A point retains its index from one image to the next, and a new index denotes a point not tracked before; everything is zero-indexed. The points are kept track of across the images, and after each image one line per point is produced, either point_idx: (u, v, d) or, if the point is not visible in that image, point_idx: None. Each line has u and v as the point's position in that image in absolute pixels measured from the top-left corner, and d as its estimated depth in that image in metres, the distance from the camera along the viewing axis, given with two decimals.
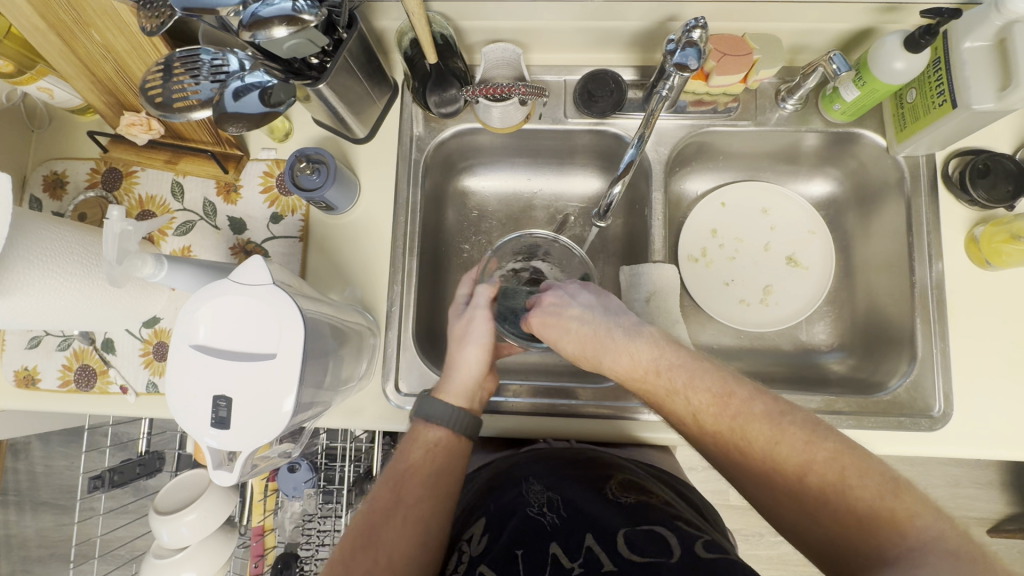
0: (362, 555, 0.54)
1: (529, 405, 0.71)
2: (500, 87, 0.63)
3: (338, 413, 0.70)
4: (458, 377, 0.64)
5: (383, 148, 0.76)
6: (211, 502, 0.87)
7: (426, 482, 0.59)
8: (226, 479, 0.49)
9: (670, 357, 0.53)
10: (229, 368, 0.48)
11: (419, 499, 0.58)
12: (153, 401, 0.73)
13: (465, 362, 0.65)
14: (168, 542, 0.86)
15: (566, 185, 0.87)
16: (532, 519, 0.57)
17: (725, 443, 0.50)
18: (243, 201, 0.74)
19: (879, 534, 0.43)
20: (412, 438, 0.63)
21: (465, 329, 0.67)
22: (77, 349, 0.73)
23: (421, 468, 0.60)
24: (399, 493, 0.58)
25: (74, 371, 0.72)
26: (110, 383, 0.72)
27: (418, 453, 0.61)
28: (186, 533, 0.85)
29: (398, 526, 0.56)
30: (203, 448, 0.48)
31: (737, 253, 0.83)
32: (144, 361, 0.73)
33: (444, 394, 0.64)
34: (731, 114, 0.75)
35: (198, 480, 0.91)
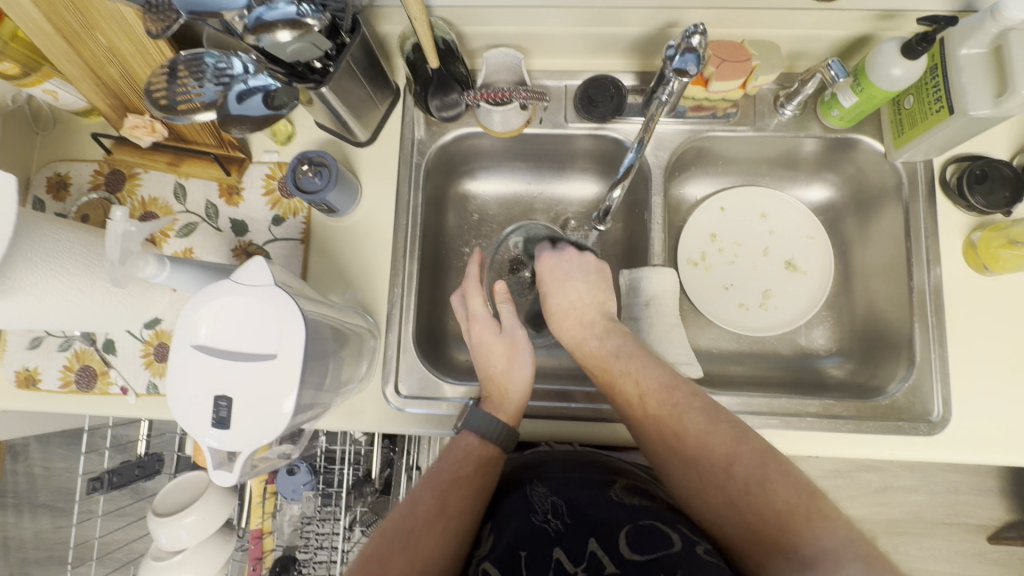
0: (400, 555, 0.54)
1: (530, 408, 0.71)
2: (501, 90, 0.66)
3: (338, 415, 0.70)
4: (512, 393, 0.67)
5: (384, 151, 0.76)
6: (209, 504, 0.87)
7: (472, 495, 0.61)
8: (226, 480, 0.49)
9: (619, 350, 0.65)
10: (246, 371, 0.48)
11: (461, 512, 0.59)
12: (153, 402, 0.73)
13: (516, 382, 0.68)
14: (166, 544, 0.86)
15: (565, 189, 0.87)
16: (536, 524, 0.56)
17: (664, 428, 0.59)
18: (244, 203, 0.74)
19: (790, 525, 0.50)
20: (461, 453, 0.64)
21: (508, 354, 0.69)
22: (78, 349, 0.73)
23: (469, 483, 0.62)
24: (442, 503, 0.59)
25: (74, 372, 0.72)
26: (111, 384, 0.72)
27: (466, 466, 0.63)
28: (184, 536, 0.85)
29: (437, 534, 0.56)
30: (203, 448, 0.49)
31: (736, 258, 0.84)
32: (144, 363, 0.73)
33: (496, 410, 0.66)
34: (730, 119, 0.75)
35: (197, 483, 0.91)
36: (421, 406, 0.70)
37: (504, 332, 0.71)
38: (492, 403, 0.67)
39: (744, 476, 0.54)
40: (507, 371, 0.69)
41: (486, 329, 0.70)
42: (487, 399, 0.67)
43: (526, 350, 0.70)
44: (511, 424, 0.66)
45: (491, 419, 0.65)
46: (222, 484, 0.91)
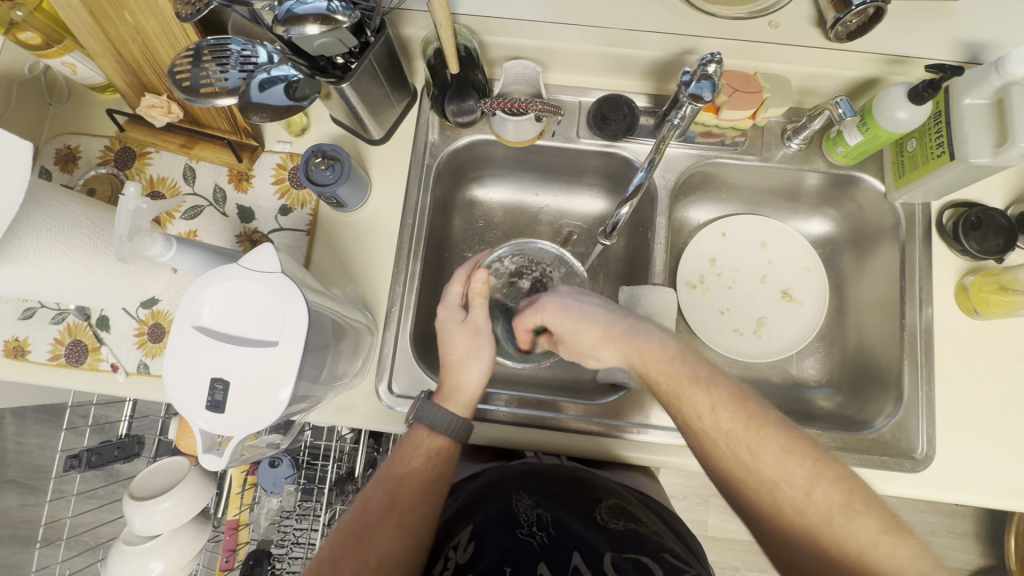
0: (352, 552, 0.56)
1: (512, 414, 0.71)
2: (519, 101, 0.66)
3: (329, 409, 0.70)
4: (467, 385, 0.67)
5: (396, 151, 0.77)
6: (187, 490, 0.86)
7: (423, 488, 0.61)
8: (214, 464, 0.49)
9: (683, 365, 0.58)
10: (223, 352, 0.48)
11: (413, 507, 0.60)
12: (142, 383, 0.72)
13: (472, 373, 0.67)
14: (139, 528, 0.84)
15: (571, 203, 0.88)
16: (520, 538, 0.57)
17: (737, 444, 0.53)
18: (253, 190, 0.75)
19: (874, 566, 0.47)
20: (412, 447, 0.65)
21: (470, 342, 0.68)
22: (71, 323, 0.72)
23: (412, 475, 0.62)
24: (393, 498, 0.60)
25: (65, 345, 0.72)
26: (101, 360, 0.72)
27: (416, 461, 0.64)
28: (159, 521, 0.84)
29: (389, 530, 0.58)
30: (194, 430, 0.48)
31: (734, 283, 0.85)
32: (137, 341, 0.72)
33: (449, 401, 0.66)
34: (737, 148, 0.77)
35: (177, 468, 0.90)
36: (411, 406, 0.70)
37: (469, 320, 0.69)
38: (444, 394, 0.67)
39: (826, 503, 0.50)
40: (463, 361, 0.67)
41: (452, 316, 0.69)
42: (442, 387, 0.68)
43: (490, 346, 0.68)
44: (464, 415, 0.66)
45: (443, 410, 0.65)
46: (203, 472, 0.90)
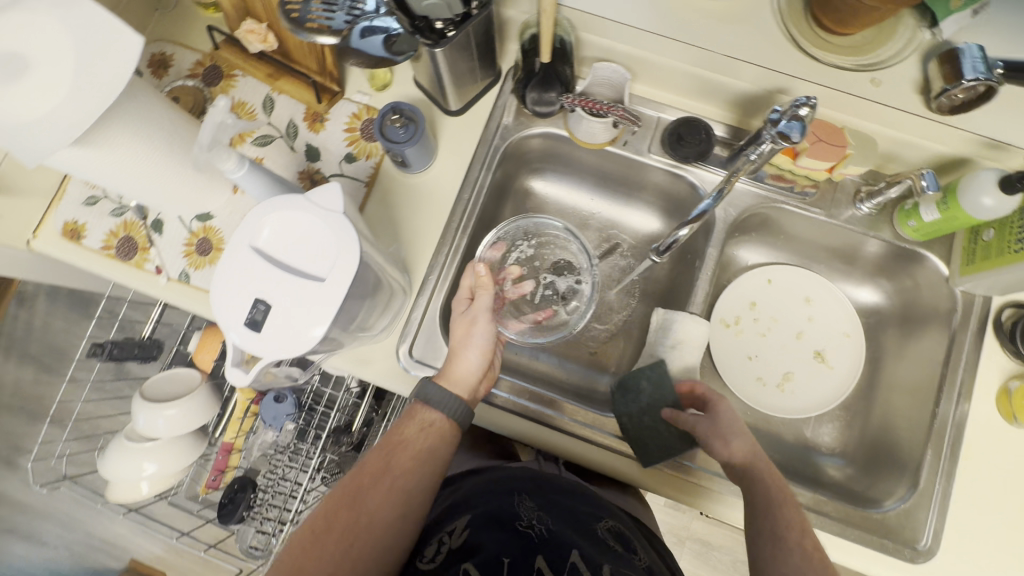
0: (345, 512, 0.59)
1: (511, 402, 0.71)
2: (600, 103, 0.67)
3: (347, 358, 0.71)
4: (463, 371, 0.65)
5: (467, 125, 0.77)
6: (194, 402, 0.88)
7: (416, 456, 0.62)
8: (239, 380, 0.51)
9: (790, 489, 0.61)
10: (287, 284, 0.49)
11: (405, 473, 0.61)
12: (179, 290, 0.74)
13: (466, 363, 0.66)
14: (142, 427, 0.87)
15: (624, 216, 0.88)
16: (521, 531, 0.61)
17: (807, 556, 0.56)
18: (325, 133, 0.76)
19: None
20: (407, 418, 0.65)
21: (465, 331, 0.67)
22: (128, 219, 0.75)
23: (408, 445, 0.63)
24: (388, 463, 0.62)
25: (118, 239, 0.75)
26: (147, 260, 0.74)
27: (411, 430, 0.64)
28: (161, 425, 0.87)
29: (382, 493, 0.60)
30: (227, 343, 0.50)
31: (769, 332, 0.84)
32: (184, 251, 0.75)
33: (444, 378, 0.65)
34: (805, 198, 0.76)
35: (188, 380, 0.92)
36: (425, 372, 0.70)
37: (470, 310, 0.68)
38: (441, 376, 0.66)
39: None
40: (459, 350, 0.66)
41: (458, 304, 0.69)
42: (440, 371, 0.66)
43: (484, 335, 0.67)
44: (461, 398, 0.64)
45: (440, 389, 0.63)
46: (211, 390, 0.92)
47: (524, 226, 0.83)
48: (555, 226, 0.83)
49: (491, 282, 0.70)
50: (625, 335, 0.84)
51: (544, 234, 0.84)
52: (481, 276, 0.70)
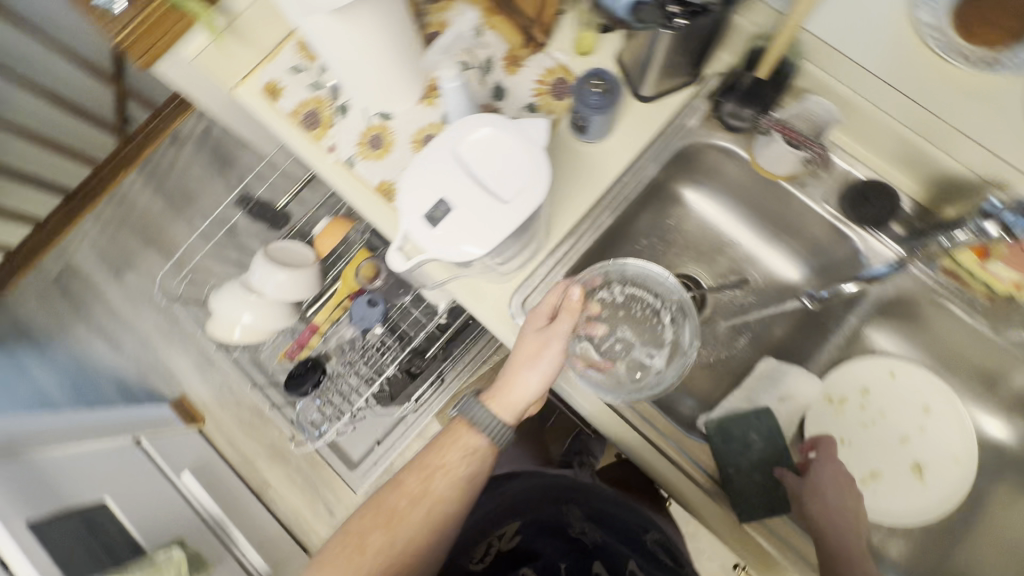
0: (380, 533, 0.73)
1: (598, 387, 0.71)
2: (799, 135, 0.68)
3: (465, 287, 0.74)
4: (513, 399, 0.70)
5: (652, 113, 0.76)
6: (303, 276, 0.98)
7: (455, 483, 0.73)
8: (394, 264, 0.54)
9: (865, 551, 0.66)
10: (480, 192, 0.51)
11: (442, 500, 0.73)
12: (340, 172, 0.80)
13: (529, 383, 0.69)
14: (254, 280, 0.98)
15: (763, 255, 0.84)
16: (575, 536, 1.06)
17: None
18: (516, 78, 0.79)
19: None
20: (449, 442, 0.75)
21: (535, 353, 0.68)
22: (320, 96, 0.82)
23: (437, 478, 0.73)
24: (427, 486, 0.73)
25: (307, 110, 0.81)
26: (325, 137, 0.80)
27: (451, 454, 0.74)
28: (271, 284, 0.97)
29: (421, 513, 0.73)
30: (398, 228, 0.53)
31: (872, 424, 0.79)
32: (357, 139, 0.80)
33: (492, 402, 0.72)
34: (971, 303, 0.71)
35: (303, 256, 1.01)
36: None
37: (547, 333, 0.68)
38: (490, 395, 0.73)
39: None
40: (520, 374, 0.69)
41: (537, 321, 0.69)
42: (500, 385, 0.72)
43: (546, 367, 0.68)
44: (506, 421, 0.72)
45: (489, 416, 0.72)
46: (318, 272, 1.01)
47: (612, 269, 0.75)
48: (658, 274, 0.75)
49: (577, 314, 0.67)
50: (721, 371, 0.82)
51: (645, 283, 0.77)
52: (571, 302, 0.67)
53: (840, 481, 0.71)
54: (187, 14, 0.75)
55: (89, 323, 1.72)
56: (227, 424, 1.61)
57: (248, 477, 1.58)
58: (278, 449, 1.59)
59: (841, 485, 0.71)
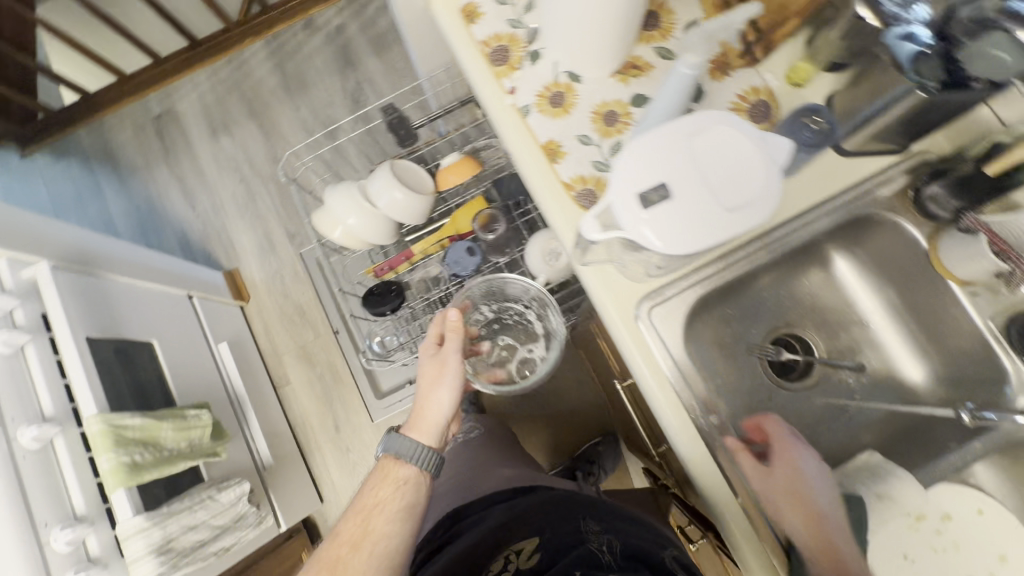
0: (355, 550, 0.82)
1: (699, 422, 0.68)
2: (1008, 244, 0.64)
3: (599, 273, 0.72)
4: (429, 420, 0.92)
5: (844, 168, 0.73)
6: (419, 201, 0.98)
7: (391, 514, 0.86)
8: (585, 233, 0.52)
9: None
10: (706, 196, 0.49)
11: (383, 535, 0.84)
12: (510, 115, 0.77)
13: (439, 400, 0.92)
14: (373, 189, 0.98)
15: (893, 348, 0.79)
16: (592, 553, 0.87)
17: None
18: (718, 83, 0.75)
19: None
20: (384, 474, 0.90)
21: (435, 377, 0.92)
22: (516, 35, 0.79)
23: (388, 508, 0.87)
24: (365, 529, 0.84)
25: (498, 44, 0.79)
26: (507, 77, 0.78)
27: (386, 489, 0.88)
28: (388, 198, 0.98)
29: (367, 558, 0.82)
30: (603, 198, 0.51)
31: (945, 552, 0.67)
32: (539, 90, 0.77)
33: (412, 432, 0.91)
34: None
35: (422, 183, 1.01)
36: (650, 336, 0.70)
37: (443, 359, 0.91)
38: (412, 427, 0.91)
39: None
40: (430, 391, 0.93)
41: (426, 375, 0.93)
42: (413, 425, 0.91)
43: (447, 383, 0.91)
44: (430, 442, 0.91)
45: (405, 441, 0.90)
46: (431, 202, 1.01)
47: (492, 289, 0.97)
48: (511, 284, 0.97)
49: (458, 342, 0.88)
50: (808, 444, 0.79)
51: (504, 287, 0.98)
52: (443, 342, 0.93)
53: (784, 465, 0.65)
54: None
55: (172, 170, 1.73)
56: (268, 311, 1.63)
57: (272, 368, 1.59)
58: (308, 353, 1.60)
59: (788, 463, 0.65)
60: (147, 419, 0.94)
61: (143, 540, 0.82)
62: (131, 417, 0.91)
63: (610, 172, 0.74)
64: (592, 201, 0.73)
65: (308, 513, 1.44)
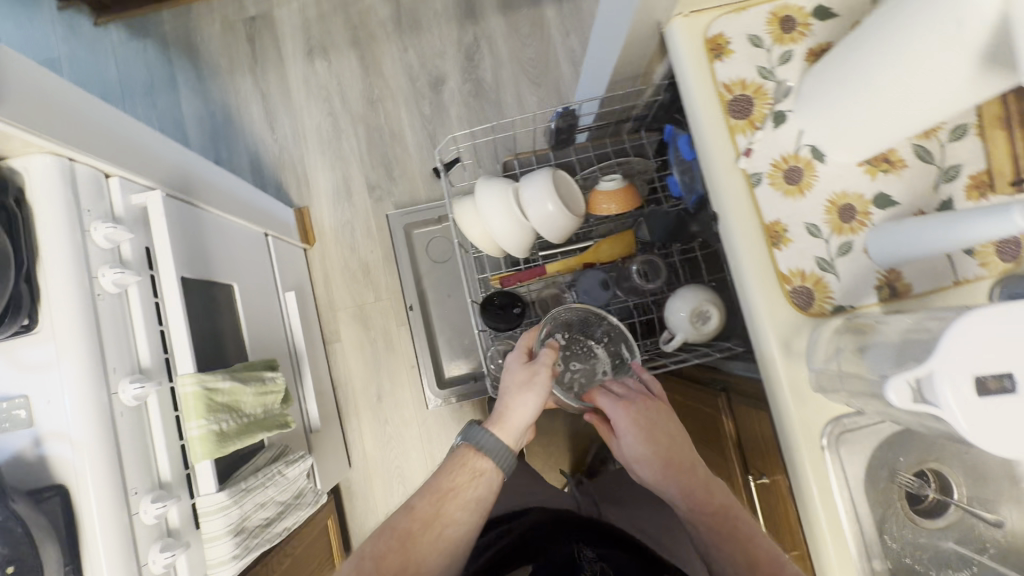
0: (426, 527, 0.73)
1: (854, 554, 0.66)
2: None
3: (791, 381, 0.67)
4: (512, 422, 0.80)
5: None
6: (570, 221, 0.90)
7: (465, 504, 0.76)
8: (891, 392, 0.46)
9: (732, 508, 0.72)
10: None
11: (454, 519, 0.74)
12: (738, 179, 0.68)
13: (526, 407, 0.81)
14: (525, 195, 0.90)
15: None
16: None
17: None
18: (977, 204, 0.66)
19: None
20: (461, 462, 0.80)
21: (527, 379, 0.82)
22: (763, 87, 0.69)
23: (465, 497, 0.76)
24: (436, 509, 0.75)
25: (741, 92, 0.69)
26: (743, 134, 0.69)
27: (462, 475, 0.79)
28: (538, 210, 0.89)
29: (436, 540, 0.72)
30: (925, 366, 0.45)
31: None
32: (776, 160, 0.68)
33: (494, 427, 0.81)
34: None
35: (576, 200, 0.92)
36: (832, 458, 0.67)
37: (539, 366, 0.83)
38: (497, 425, 0.81)
39: None
40: (516, 393, 0.82)
41: (513, 371, 0.83)
42: (496, 421, 0.82)
43: (539, 390, 0.81)
44: (510, 446, 0.81)
45: (485, 433, 0.80)
46: (580, 224, 0.93)
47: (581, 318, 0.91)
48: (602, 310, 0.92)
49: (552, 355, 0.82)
50: None
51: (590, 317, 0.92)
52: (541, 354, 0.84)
53: (637, 428, 0.77)
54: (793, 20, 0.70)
55: (257, 82, 1.59)
56: (332, 261, 1.54)
57: (324, 321, 1.52)
58: (365, 315, 1.52)
59: (632, 421, 0.77)
60: (235, 383, 0.87)
61: (223, 518, 0.77)
62: (222, 380, 0.84)
63: (832, 273, 0.67)
64: (806, 301, 0.67)
65: (338, 479, 1.40)
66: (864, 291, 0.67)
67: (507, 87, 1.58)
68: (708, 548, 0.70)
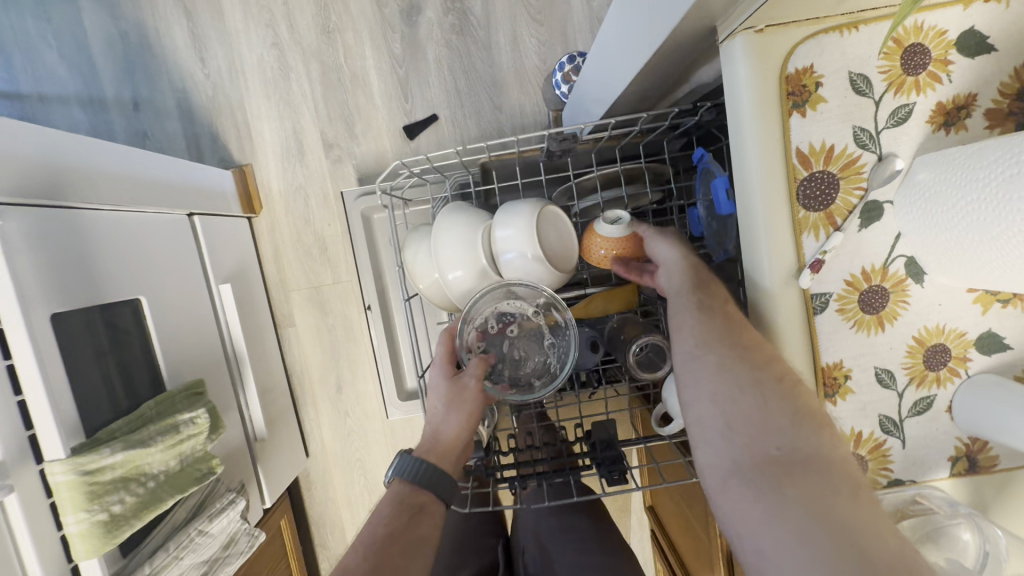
0: None
1: None
2: None
3: None
4: (449, 447, 0.64)
5: None
6: (556, 273, 0.69)
7: (408, 543, 0.56)
8: None
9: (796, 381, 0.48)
10: None
11: (402, 565, 0.55)
12: (794, 298, 0.48)
13: (454, 424, 0.64)
14: (499, 236, 0.68)
15: None
16: None
17: (818, 480, 0.39)
18: None
19: None
20: (394, 501, 0.61)
21: (450, 397, 0.65)
22: (854, 162, 0.46)
23: (409, 537, 0.57)
24: (374, 565, 0.54)
25: (822, 168, 0.46)
26: (815, 232, 0.47)
27: (399, 516, 0.59)
28: (516, 257, 0.67)
29: None
30: None
31: None
32: (850, 278, 0.47)
33: (422, 454, 0.64)
34: None
35: (565, 241, 0.70)
36: None
37: (463, 374, 0.67)
38: (428, 451, 0.64)
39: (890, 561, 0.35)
40: (442, 414, 0.65)
41: (435, 389, 0.67)
42: (424, 447, 0.64)
43: (469, 404, 0.65)
44: (451, 470, 0.63)
45: (413, 461, 0.62)
46: (569, 271, 0.71)
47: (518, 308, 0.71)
48: (528, 288, 0.70)
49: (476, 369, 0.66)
50: None
51: (517, 299, 0.71)
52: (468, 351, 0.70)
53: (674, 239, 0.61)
54: (923, 56, 0.44)
55: None
56: (282, 234, 1.31)
57: (276, 303, 1.33)
58: (322, 298, 1.33)
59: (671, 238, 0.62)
60: (130, 451, 0.71)
61: None
62: (107, 454, 0.68)
63: (896, 437, 0.50)
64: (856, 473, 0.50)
65: (294, 475, 1.32)
66: (934, 463, 0.50)
67: (501, 23, 1.23)
68: (701, 344, 0.48)
